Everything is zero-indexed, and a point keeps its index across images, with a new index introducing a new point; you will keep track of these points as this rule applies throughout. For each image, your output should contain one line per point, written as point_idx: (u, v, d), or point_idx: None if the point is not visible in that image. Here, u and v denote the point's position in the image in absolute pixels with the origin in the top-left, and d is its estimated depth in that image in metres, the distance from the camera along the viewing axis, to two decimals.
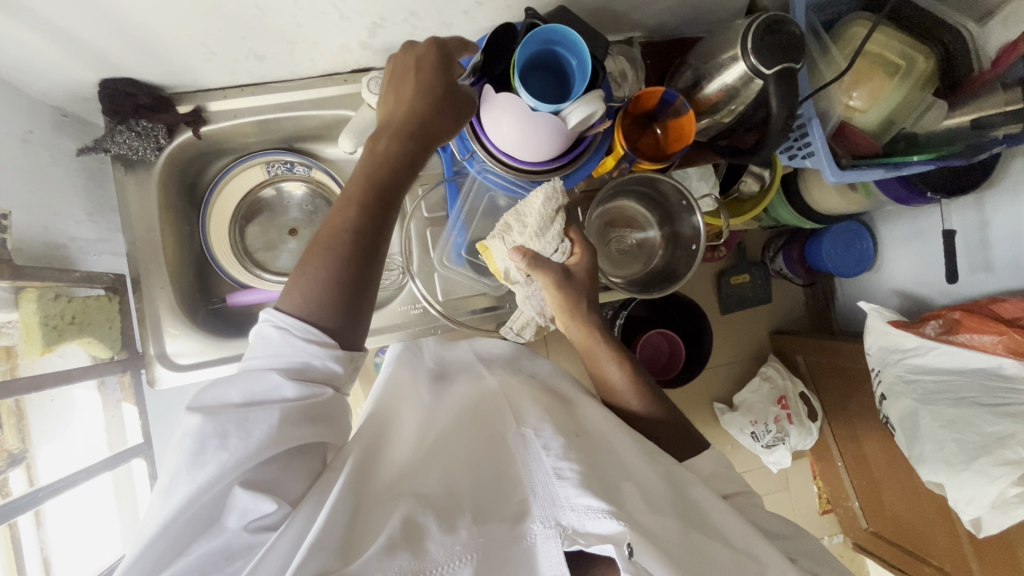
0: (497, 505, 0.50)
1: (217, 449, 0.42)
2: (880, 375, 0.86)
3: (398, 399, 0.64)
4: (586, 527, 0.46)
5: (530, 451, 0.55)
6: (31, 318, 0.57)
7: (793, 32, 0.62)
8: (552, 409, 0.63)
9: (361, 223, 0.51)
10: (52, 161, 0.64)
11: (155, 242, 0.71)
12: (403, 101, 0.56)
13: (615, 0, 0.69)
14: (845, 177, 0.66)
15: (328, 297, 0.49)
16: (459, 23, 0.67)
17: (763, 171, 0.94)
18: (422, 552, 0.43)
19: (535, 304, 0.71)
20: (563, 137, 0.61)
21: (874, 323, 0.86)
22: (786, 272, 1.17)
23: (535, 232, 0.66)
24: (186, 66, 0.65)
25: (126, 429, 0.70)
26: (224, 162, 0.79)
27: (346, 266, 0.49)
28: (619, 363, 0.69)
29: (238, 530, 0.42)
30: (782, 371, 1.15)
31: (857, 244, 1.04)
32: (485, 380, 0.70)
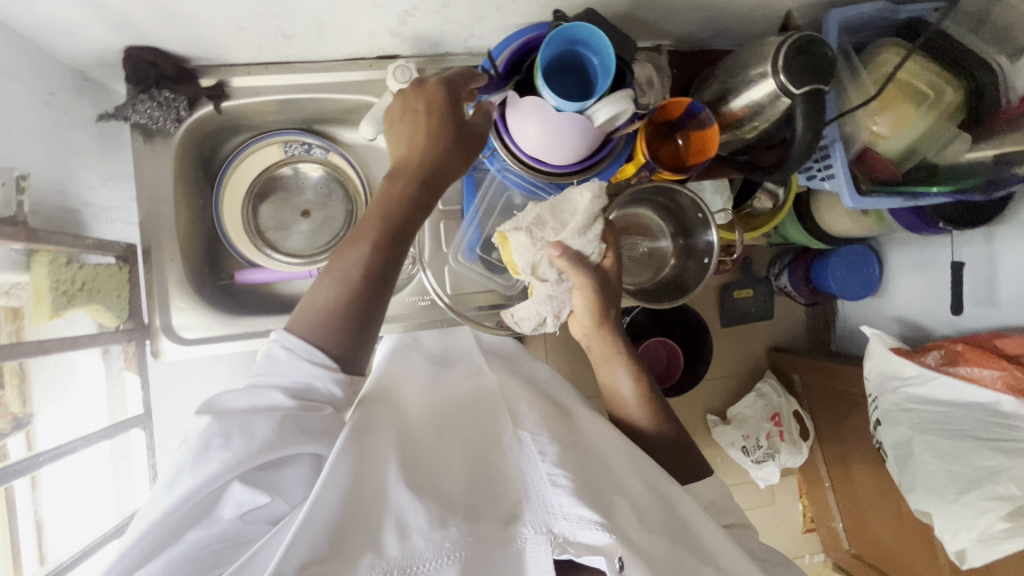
0: (488, 502, 0.52)
1: (221, 449, 0.46)
2: (876, 402, 0.85)
3: (397, 382, 0.67)
4: (576, 536, 0.48)
5: (524, 455, 0.56)
6: (41, 281, 0.57)
7: (825, 53, 0.62)
8: (550, 417, 0.64)
9: (375, 258, 0.55)
10: (69, 124, 0.64)
11: (168, 214, 0.71)
12: (420, 143, 0.59)
13: (648, 8, 0.68)
14: (863, 203, 0.67)
15: (336, 324, 0.52)
16: (490, 18, 0.67)
17: (777, 189, 0.95)
18: (408, 547, 0.46)
19: (550, 304, 0.68)
20: (588, 137, 0.61)
21: (875, 348, 0.86)
22: (791, 292, 1.15)
23: (573, 229, 0.61)
24: (213, 40, 0.64)
25: (128, 400, 0.70)
26: (241, 139, 0.79)
27: (355, 295, 0.53)
28: (636, 374, 0.69)
29: (233, 520, 0.46)
30: (777, 388, 1.17)
31: (864, 268, 1.04)
32: (485, 377, 0.71)
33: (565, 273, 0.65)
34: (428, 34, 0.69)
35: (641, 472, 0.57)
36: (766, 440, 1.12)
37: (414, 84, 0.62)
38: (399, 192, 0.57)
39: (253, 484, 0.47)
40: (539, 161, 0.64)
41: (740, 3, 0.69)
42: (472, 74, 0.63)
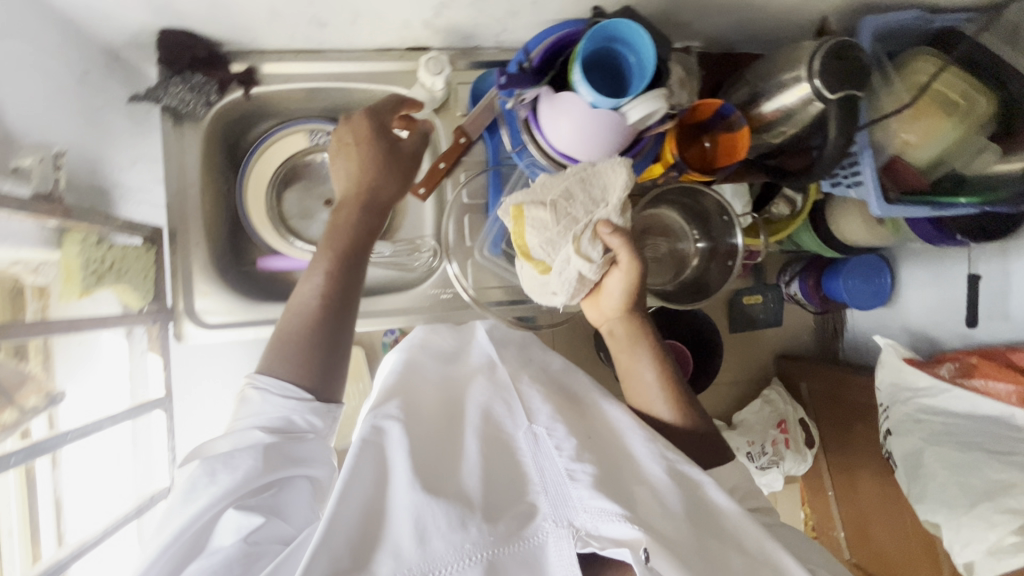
0: (507, 499, 0.51)
1: (207, 484, 0.50)
2: (887, 412, 0.84)
3: (413, 379, 0.65)
4: (600, 529, 0.49)
5: (540, 450, 0.55)
6: (73, 259, 0.57)
7: (858, 56, 0.63)
8: (563, 409, 0.61)
9: (336, 293, 0.59)
10: (101, 104, 0.64)
11: (194, 198, 0.71)
12: (354, 172, 0.65)
13: (682, 8, 0.68)
14: (890, 211, 0.67)
15: (306, 358, 0.56)
16: (524, 12, 0.66)
17: (795, 196, 0.96)
18: (427, 551, 0.46)
19: (577, 286, 0.64)
20: (622, 131, 0.60)
21: (888, 359, 0.86)
22: (800, 298, 1.13)
23: (615, 204, 0.60)
24: (247, 25, 0.64)
25: (150, 381, 0.68)
26: (268, 125, 0.79)
27: (320, 330, 0.57)
28: (660, 361, 0.69)
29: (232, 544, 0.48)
30: (784, 395, 1.13)
31: (876, 277, 1.03)
32: (497, 371, 0.67)
33: (611, 251, 0.63)
34: (462, 26, 0.68)
35: (659, 460, 0.56)
36: (771, 446, 1.10)
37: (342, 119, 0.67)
38: (339, 221, 0.63)
39: (248, 509, 0.50)
40: (567, 156, 0.65)
41: (774, 6, 0.69)
42: (398, 104, 0.69)
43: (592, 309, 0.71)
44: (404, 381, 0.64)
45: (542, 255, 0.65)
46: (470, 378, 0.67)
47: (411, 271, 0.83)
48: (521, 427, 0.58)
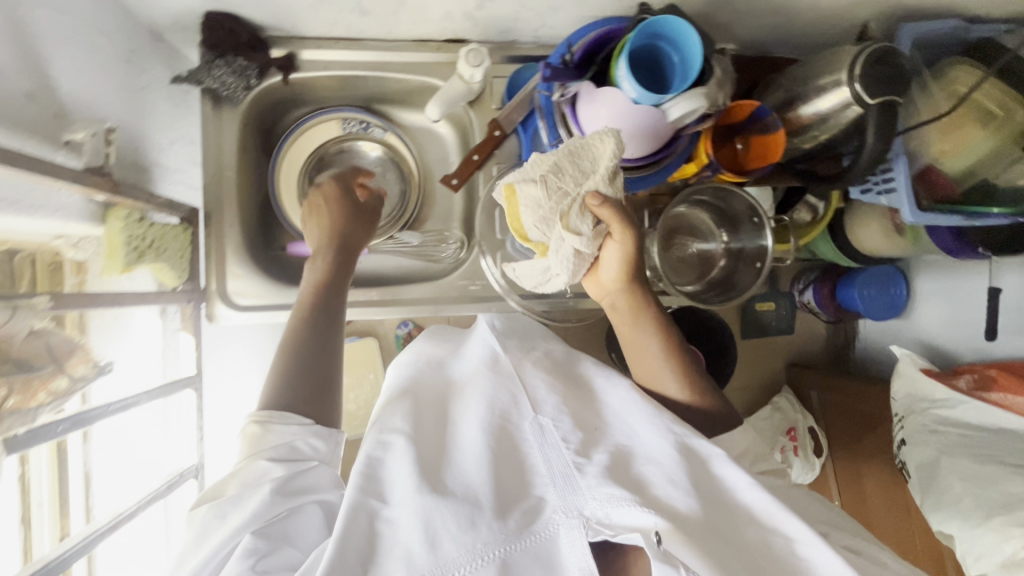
0: (516, 493, 0.51)
1: (220, 522, 0.48)
2: (902, 421, 0.85)
3: (415, 389, 0.66)
4: (610, 516, 0.47)
5: (546, 442, 0.55)
6: (115, 235, 0.57)
7: (899, 64, 0.63)
8: (566, 396, 0.62)
9: (318, 324, 0.62)
10: (146, 84, 0.64)
11: (229, 181, 0.71)
12: (324, 225, 0.71)
13: (722, 10, 0.69)
14: (922, 219, 0.68)
15: (296, 386, 0.58)
16: (566, 8, 0.67)
17: (818, 202, 0.95)
18: (439, 554, 0.45)
19: (574, 262, 0.62)
20: (660, 127, 0.61)
21: (904, 369, 0.86)
22: (814, 307, 1.12)
23: (603, 174, 0.58)
24: (292, 11, 0.64)
25: (181, 360, 0.68)
26: (302, 112, 0.80)
27: (304, 358, 0.60)
28: (664, 334, 0.66)
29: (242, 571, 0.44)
30: (794, 404, 1.13)
31: (893, 288, 1.01)
32: (500, 359, 0.67)
33: (602, 221, 0.60)
34: (502, 20, 0.69)
35: (667, 436, 0.53)
36: (781, 453, 1.09)
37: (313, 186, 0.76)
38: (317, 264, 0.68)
39: (262, 538, 0.47)
40: None
41: (813, 11, 0.69)
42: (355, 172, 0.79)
43: (593, 284, 0.68)
44: (406, 392, 0.64)
45: (537, 235, 0.63)
46: (473, 376, 0.66)
47: (438, 263, 0.83)
48: (526, 419, 0.58)
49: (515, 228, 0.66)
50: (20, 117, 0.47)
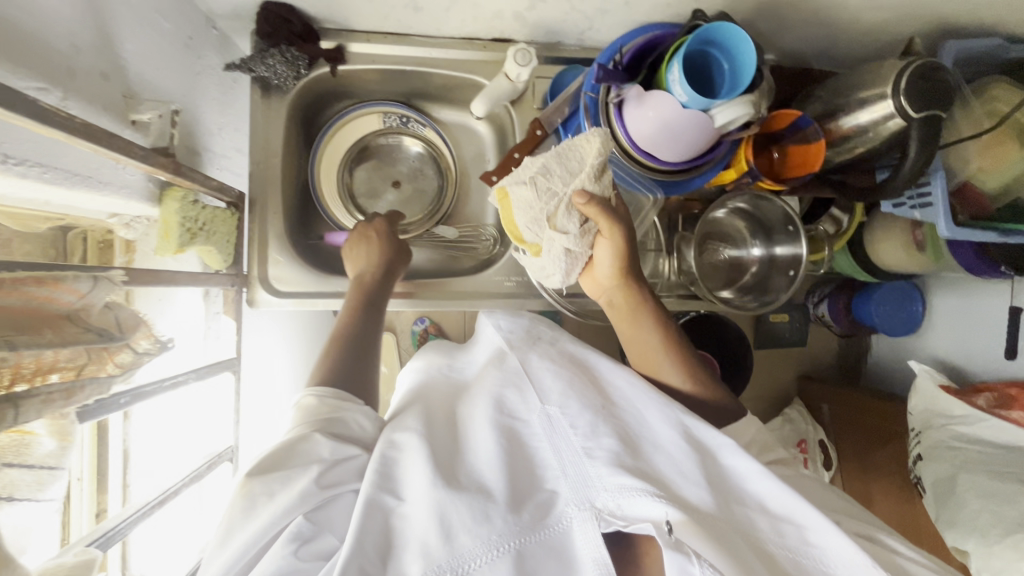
0: (528, 486, 0.51)
1: (266, 502, 0.47)
2: (920, 437, 0.86)
3: (424, 390, 0.66)
4: (622, 507, 0.47)
5: (554, 430, 0.54)
6: (171, 216, 0.58)
7: (946, 79, 0.63)
8: (575, 382, 0.60)
9: (364, 320, 0.66)
10: (202, 70, 0.65)
11: (274, 169, 0.72)
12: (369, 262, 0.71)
13: (767, 20, 0.70)
14: (960, 234, 0.67)
15: (345, 376, 0.60)
16: (615, 12, 0.68)
17: (842, 214, 0.94)
18: (456, 547, 0.45)
19: (567, 261, 0.65)
20: (705, 133, 0.61)
21: (923, 384, 0.87)
22: (828, 321, 1.12)
23: (590, 173, 0.60)
24: (346, 3, 0.65)
25: (222, 344, 0.68)
26: (344, 105, 0.81)
27: (351, 352, 0.62)
28: (662, 328, 0.66)
29: (286, 556, 0.45)
30: (805, 416, 1.13)
31: (908, 305, 1.02)
32: (506, 360, 0.65)
33: (589, 220, 0.62)
34: (551, 22, 0.70)
35: (671, 422, 0.54)
36: None
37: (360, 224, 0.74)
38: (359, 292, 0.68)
39: (309, 521, 0.47)
40: (649, 155, 0.66)
41: (856, 25, 0.70)
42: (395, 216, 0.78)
43: (589, 282, 0.70)
44: (417, 394, 0.64)
45: (531, 237, 0.65)
46: (482, 376, 0.66)
47: (472, 259, 0.84)
48: (534, 408, 0.57)
49: (511, 230, 0.69)
50: (92, 94, 0.48)
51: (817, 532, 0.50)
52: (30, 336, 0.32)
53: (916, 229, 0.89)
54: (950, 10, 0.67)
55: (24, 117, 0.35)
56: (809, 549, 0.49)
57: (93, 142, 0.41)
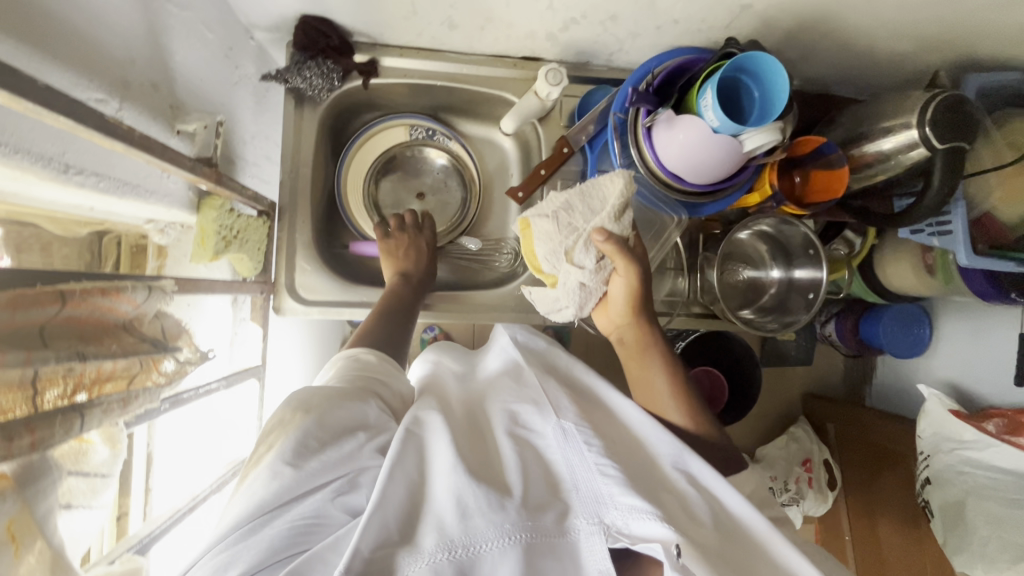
0: (541, 488, 0.48)
1: (315, 445, 0.46)
2: (928, 460, 0.85)
3: (435, 382, 0.63)
4: (630, 527, 0.45)
5: (570, 445, 0.51)
6: (208, 224, 0.59)
7: (968, 113, 0.64)
8: (586, 412, 0.57)
9: (400, 309, 0.70)
10: (240, 80, 0.67)
11: (304, 178, 0.74)
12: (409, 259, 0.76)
13: (794, 48, 0.71)
14: (979, 263, 0.68)
15: (385, 345, 0.63)
16: (646, 35, 0.70)
17: (855, 237, 0.94)
18: (470, 529, 0.42)
19: (581, 295, 0.66)
20: (735, 157, 0.61)
21: (932, 408, 0.85)
22: (834, 340, 1.12)
23: (610, 213, 0.62)
24: (383, 20, 0.67)
25: (249, 349, 0.69)
26: (373, 115, 0.82)
27: (390, 327, 0.66)
28: (671, 371, 0.65)
29: (324, 501, 0.44)
30: (811, 435, 1.13)
31: (916, 328, 1.00)
32: (524, 370, 0.64)
33: (606, 258, 0.63)
34: (582, 43, 0.72)
35: (671, 459, 0.53)
36: (794, 483, 1.09)
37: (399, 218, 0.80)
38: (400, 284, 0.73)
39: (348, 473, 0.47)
40: (675, 177, 0.66)
41: (882, 54, 0.71)
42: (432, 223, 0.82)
43: (602, 319, 0.70)
44: (428, 386, 0.62)
45: (548, 268, 0.67)
46: (491, 384, 0.63)
47: (493, 271, 0.85)
48: (550, 421, 0.53)
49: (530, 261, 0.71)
50: (142, 104, 0.49)
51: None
52: (95, 347, 0.33)
53: (927, 251, 0.86)
54: (975, 44, 0.68)
55: (92, 129, 0.36)
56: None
57: (148, 154, 0.42)
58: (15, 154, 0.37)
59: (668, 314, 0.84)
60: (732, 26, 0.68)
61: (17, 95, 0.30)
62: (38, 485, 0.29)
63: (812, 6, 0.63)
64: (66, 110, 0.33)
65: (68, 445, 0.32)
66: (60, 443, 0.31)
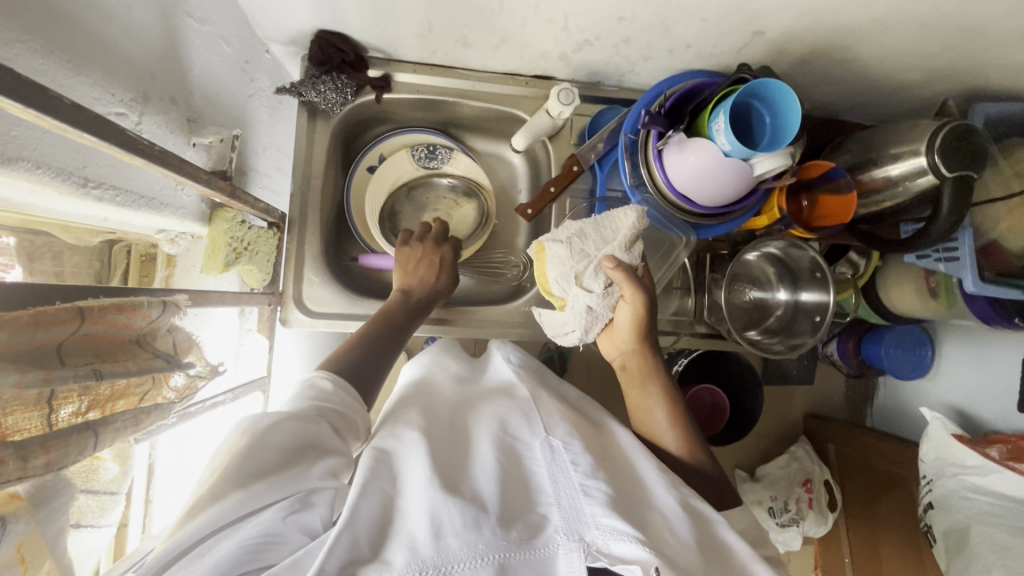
0: (520, 505, 0.47)
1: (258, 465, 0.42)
2: (931, 485, 0.85)
3: (428, 389, 0.63)
4: (609, 547, 0.44)
5: (556, 462, 0.51)
6: (219, 235, 0.59)
7: (976, 143, 0.64)
8: (580, 427, 0.58)
9: (387, 333, 0.65)
10: (255, 92, 0.67)
11: (315, 190, 0.74)
12: (422, 268, 0.75)
13: (804, 74, 0.72)
14: (985, 290, 0.69)
15: (356, 371, 0.58)
16: (658, 58, 0.71)
17: (859, 259, 0.95)
18: (440, 546, 0.41)
19: (588, 319, 0.65)
20: (744, 180, 0.62)
21: (936, 432, 0.85)
22: (836, 361, 1.12)
23: (623, 242, 0.63)
24: (399, 37, 0.68)
25: (255, 361, 0.69)
26: (384, 129, 0.83)
27: (369, 350, 0.62)
28: (672, 401, 0.65)
29: (274, 520, 0.40)
30: (812, 455, 1.11)
31: (918, 350, 1.00)
32: (516, 387, 0.64)
33: (615, 285, 0.64)
34: (595, 63, 0.72)
35: (672, 490, 0.51)
36: (794, 504, 1.07)
37: (420, 229, 0.80)
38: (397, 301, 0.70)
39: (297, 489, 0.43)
40: (685, 199, 0.66)
41: (891, 82, 0.72)
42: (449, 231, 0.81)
43: (607, 344, 0.70)
44: (417, 394, 0.61)
45: (558, 291, 0.66)
46: (488, 399, 0.62)
47: (501, 285, 0.85)
48: (538, 435, 0.54)
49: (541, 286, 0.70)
50: (162, 117, 0.49)
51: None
52: (112, 364, 0.32)
53: (930, 275, 0.86)
54: (984, 75, 0.69)
55: (114, 146, 0.36)
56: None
57: (166, 168, 0.42)
58: (36, 169, 0.37)
59: (674, 334, 0.83)
60: (742, 52, 0.69)
61: (45, 113, 0.30)
62: (52, 505, 0.30)
63: (824, 34, 0.63)
64: (90, 126, 0.33)
65: (82, 462, 0.32)
66: (74, 462, 0.31)
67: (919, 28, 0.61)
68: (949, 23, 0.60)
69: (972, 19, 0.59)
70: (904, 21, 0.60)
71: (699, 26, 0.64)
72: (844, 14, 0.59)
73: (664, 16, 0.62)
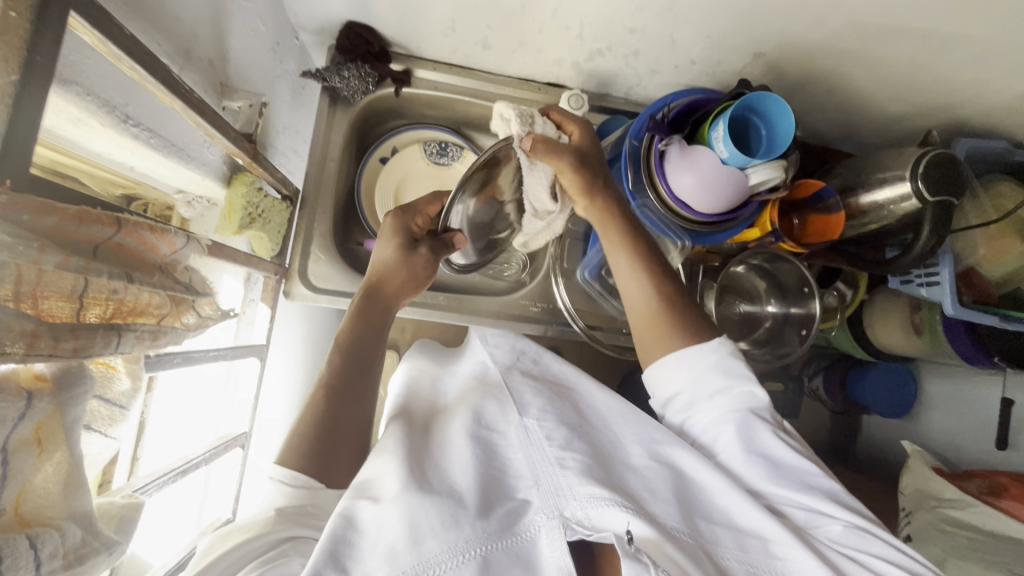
0: (500, 494, 0.54)
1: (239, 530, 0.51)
2: (909, 516, 0.84)
3: (415, 398, 0.70)
4: (587, 515, 0.49)
5: (530, 441, 0.58)
6: (236, 199, 0.62)
7: (958, 171, 0.68)
8: (554, 401, 0.64)
9: (348, 391, 0.61)
10: (280, 74, 0.71)
11: (329, 172, 0.77)
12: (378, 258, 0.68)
13: (799, 99, 0.77)
14: (963, 313, 0.71)
15: (314, 452, 0.57)
16: (665, 72, 0.76)
17: (846, 289, 0.93)
18: (422, 552, 0.46)
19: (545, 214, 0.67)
20: (737, 191, 0.64)
21: (915, 464, 0.86)
22: (822, 396, 1.10)
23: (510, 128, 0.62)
24: (423, 34, 0.72)
25: (254, 330, 0.71)
26: (400, 122, 0.87)
27: (324, 418, 0.59)
28: (629, 242, 0.64)
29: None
30: None
31: (901, 388, 0.99)
32: (490, 374, 0.70)
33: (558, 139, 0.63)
34: (606, 72, 0.77)
35: (646, 446, 0.59)
36: None
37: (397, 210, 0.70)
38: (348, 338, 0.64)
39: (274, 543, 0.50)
40: (682, 205, 0.68)
41: (878, 113, 0.77)
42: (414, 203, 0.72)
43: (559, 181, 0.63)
44: (403, 403, 0.68)
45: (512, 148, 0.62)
46: (465, 395, 0.68)
47: (501, 281, 0.85)
48: (512, 421, 0.61)
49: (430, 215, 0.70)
50: (197, 77, 0.52)
51: (780, 545, 0.51)
52: (141, 275, 0.35)
53: (915, 311, 0.88)
54: (968, 110, 0.73)
55: (159, 83, 0.39)
56: (771, 562, 0.51)
57: (200, 116, 0.44)
58: (85, 95, 0.39)
59: None
60: (744, 72, 0.73)
61: (106, 38, 0.33)
62: (73, 391, 0.32)
63: (821, 61, 0.68)
64: (140, 59, 0.36)
65: (95, 367, 0.36)
66: (95, 357, 0.34)
67: (908, 63, 0.66)
68: (934, 58, 0.64)
69: (954, 58, 0.64)
70: (895, 52, 0.64)
71: (704, 44, 0.68)
72: (838, 42, 0.64)
73: (672, 31, 0.67)
